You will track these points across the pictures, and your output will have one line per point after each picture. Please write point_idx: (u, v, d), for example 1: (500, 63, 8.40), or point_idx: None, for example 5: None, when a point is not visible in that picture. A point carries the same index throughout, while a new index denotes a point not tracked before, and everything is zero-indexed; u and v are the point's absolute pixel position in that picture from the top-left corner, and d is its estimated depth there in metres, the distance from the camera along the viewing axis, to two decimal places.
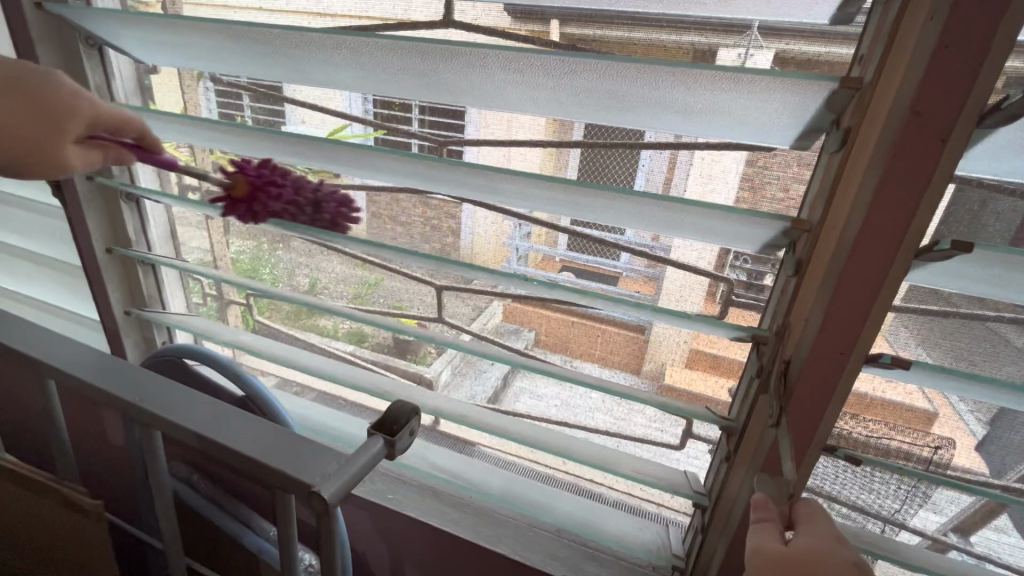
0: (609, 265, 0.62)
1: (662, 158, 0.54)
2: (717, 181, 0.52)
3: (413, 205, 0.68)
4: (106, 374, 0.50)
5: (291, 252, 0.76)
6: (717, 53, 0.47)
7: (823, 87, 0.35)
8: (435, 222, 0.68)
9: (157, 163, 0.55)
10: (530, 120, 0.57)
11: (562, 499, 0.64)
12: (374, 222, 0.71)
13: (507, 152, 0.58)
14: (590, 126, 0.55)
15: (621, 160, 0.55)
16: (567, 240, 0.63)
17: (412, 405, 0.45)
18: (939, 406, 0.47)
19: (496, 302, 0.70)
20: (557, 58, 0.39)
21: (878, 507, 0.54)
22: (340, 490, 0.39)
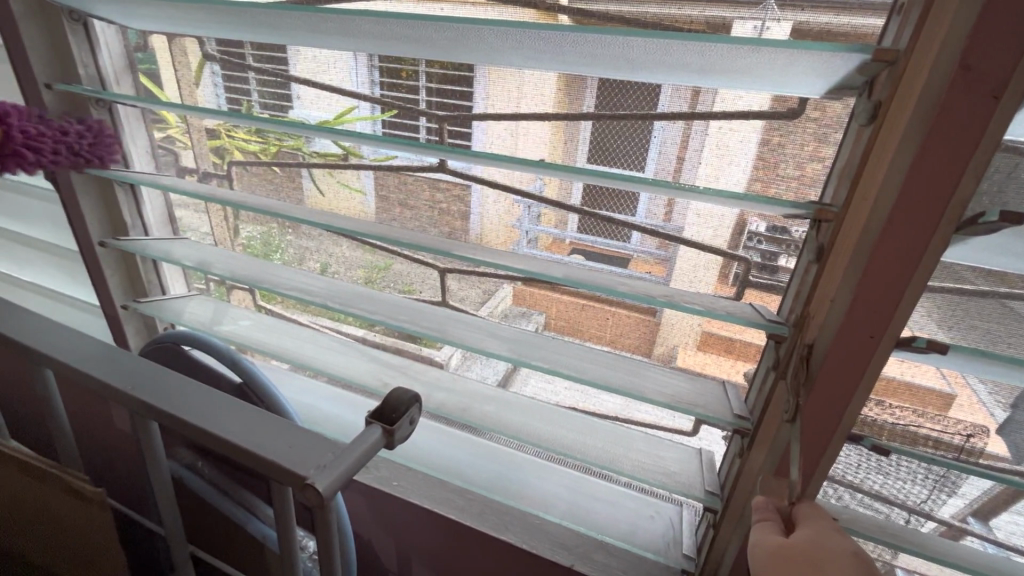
0: (619, 246, 0.60)
1: (675, 129, 0.51)
2: (732, 155, 0.50)
3: (421, 189, 0.67)
4: (107, 368, 0.50)
5: (300, 237, 0.76)
6: (731, 27, 0.44)
7: (852, 58, 0.32)
8: (443, 205, 0.67)
9: None
10: (538, 92, 0.56)
11: (571, 489, 0.63)
12: (381, 204, 0.70)
13: (517, 126, 0.57)
14: (601, 94, 0.53)
15: (626, 134, 0.53)
16: (577, 220, 0.61)
17: (412, 394, 0.47)
18: (955, 386, 0.45)
19: (504, 286, 0.70)
20: (561, 34, 0.38)
21: (905, 498, 0.52)
22: (335, 483, 0.40)
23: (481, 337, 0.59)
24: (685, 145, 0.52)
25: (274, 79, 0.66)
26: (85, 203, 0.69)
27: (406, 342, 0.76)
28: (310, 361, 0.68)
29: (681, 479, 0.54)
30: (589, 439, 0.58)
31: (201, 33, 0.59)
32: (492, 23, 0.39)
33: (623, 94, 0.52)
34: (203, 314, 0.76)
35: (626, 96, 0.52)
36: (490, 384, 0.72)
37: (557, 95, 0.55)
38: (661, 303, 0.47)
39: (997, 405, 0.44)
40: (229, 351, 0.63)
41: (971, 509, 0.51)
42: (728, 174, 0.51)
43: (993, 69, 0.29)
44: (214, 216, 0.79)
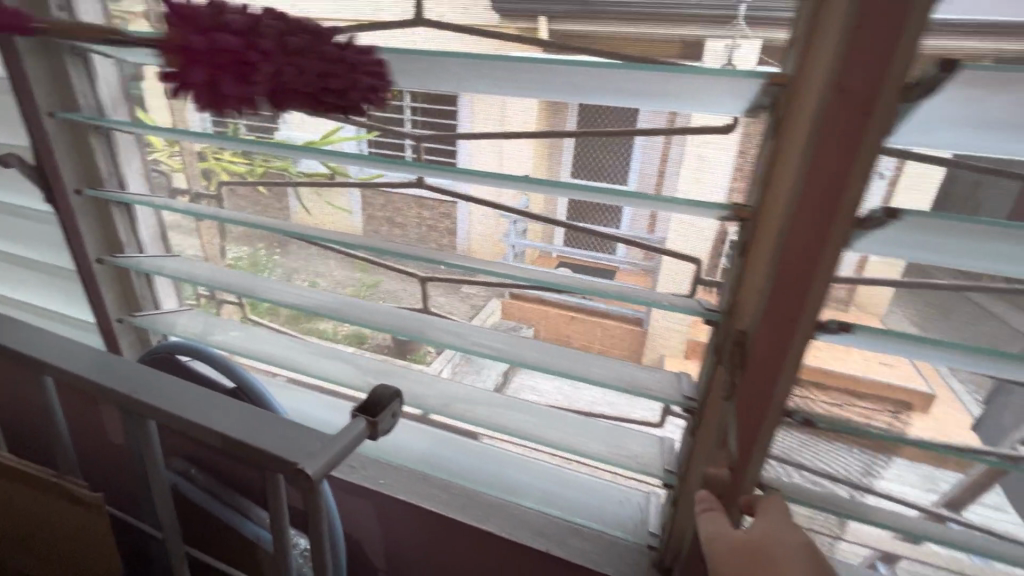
0: (607, 259, 0.65)
1: (653, 147, 0.57)
2: (713, 164, 0.55)
3: (409, 207, 0.72)
4: (106, 373, 0.54)
5: (289, 257, 0.81)
6: (706, 44, 0.49)
7: (751, 80, 0.38)
8: (432, 222, 0.72)
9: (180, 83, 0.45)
10: (520, 116, 0.61)
11: (547, 480, 0.67)
12: (369, 224, 0.75)
13: (498, 145, 0.63)
14: (583, 114, 0.60)
15: (608, 147, 0.59)
16: (562, 235, 0.67)
17: (394, 389, 0.53)
18: (936, 385, 0.52)
19: (495, 301, 0.74)
20: (520, 63, 0.44)
21: (846, 472, 0.58)
22: (325, 466, 0.44)
23: (458, 338, 0.64)
24: (664, 160, 0.57)
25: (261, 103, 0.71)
26: (83, 222, 0.73)
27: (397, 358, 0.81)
28: (298, 367, 0.72)
29: (643, 461, 0.58)
30: (560, 430, 0.63)
31: None
32: (458, 55, 0.45)
33: (603, 115, 0.60)
34: (196, 326, 0.79)
35: (606, 118, 0.60)
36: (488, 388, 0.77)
37: (540, 116, 0.61)
38: (615, 296, 0.52)
39: (975, 402, 0.51)
40: (219, 358, 0.67)
41: (948, 493, 0.57)
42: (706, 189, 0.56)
43: (863, 90, 0.34)
44: (203, 234, 0.83)
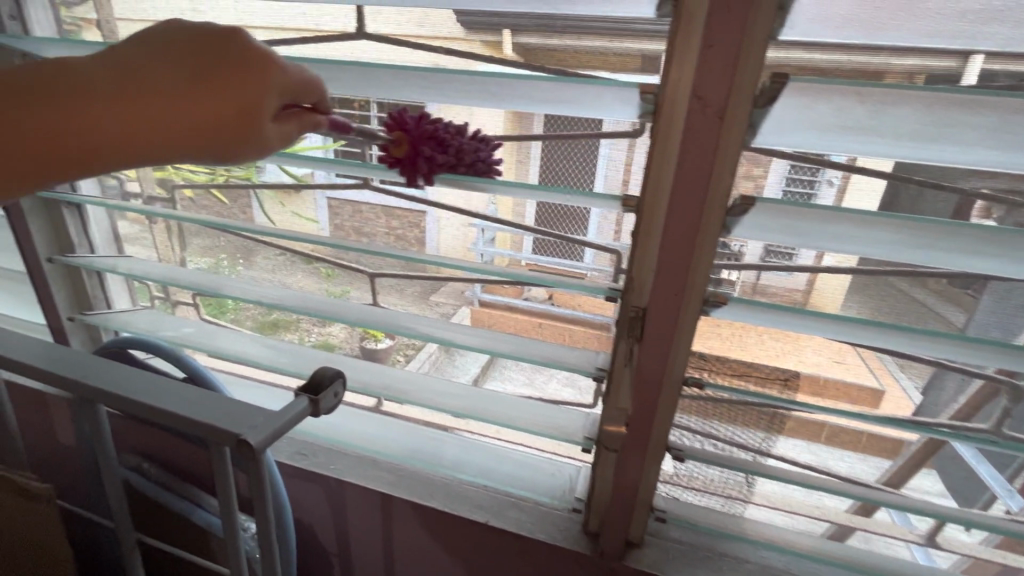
0: (572, 264, 0.71)
1: (618, 148, 0.59)
2: None
3: (377, 216, 0.77)
4: (62, 367, 0.58)
5: (251, 266, 0.84)
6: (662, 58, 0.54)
7: (630, 92, 0.44)
8: (401, 231, 0.76)
9: (337, 127, 0.50)
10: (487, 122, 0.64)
11: (488, 456, 0.73)
12: (337, 233, 0.79)
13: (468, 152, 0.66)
14: (549, 119, 0.64)
15: (577, 153, 0.61)
16: (531, 244, 0.73)
17: (336, 371, 0.57)
18: (883, 378, 0.60)
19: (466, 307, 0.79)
20: (448, 77, 0.49)
21: (746, 439, 0.66)
22: (266, 438, 0.49)
23: (399, 324, 0.68)
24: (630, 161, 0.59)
25: None
26: (34, 225, 0.75)
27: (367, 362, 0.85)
28: (250, 359, 0.76)
29: (569, 432, 0.64)
30: (497, 408, 0.68)
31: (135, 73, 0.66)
32: (390, 66, 0.50)
33: (569, 123, 0.64)
34: (148, 323, 0.82)
35: (571, 126, 0.64)
36: (469, 379, 0.83)
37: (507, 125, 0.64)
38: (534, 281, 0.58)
39: (916, 390, 0.60)
40: (171, 351, 0.70)
41: (891, 471, 0.66)
42: None
43: (715, 99, 0.41)
44: (155, 236, 0.84)
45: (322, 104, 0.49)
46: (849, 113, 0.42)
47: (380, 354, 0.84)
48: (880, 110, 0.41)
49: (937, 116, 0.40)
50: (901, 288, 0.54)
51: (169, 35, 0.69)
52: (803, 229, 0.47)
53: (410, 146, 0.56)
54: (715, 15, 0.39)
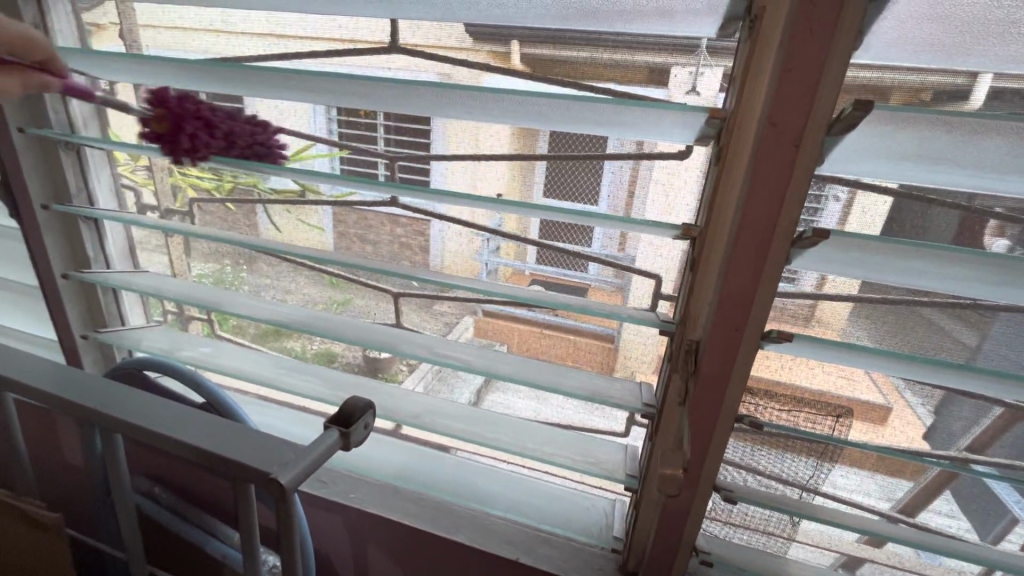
0: (577, 276, 0.69)
1: (625, 170, 0.62)
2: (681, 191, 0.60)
3: (381, 224, 0.75)
4: (80, 394, 0.55)
5: (256, 272, 0.81)
6: (673, 70, 0.54)
7: (695, 116, 0.42)
8: (403, 239, 0.74)
9: (72, 89, 0.61)
10: (496, 139, 0.65)
11: (516, 489, 0.70)
12: (340, 240, 0.77)
13: (475, 165, 0.66)
14: (555, 137, 0.64)
15: (585, 173, 0.64)
16: (535, 254, 0.71)
17: (365, 401, 0.54)
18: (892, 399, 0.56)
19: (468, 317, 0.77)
20: (494, 95, 0.47)
21: (795, 476, 0.63)
22: (296, 476, 0.46)
23: (427, 347, 0.66)
24: (636, 181, 0.62)
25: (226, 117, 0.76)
26: (50, 238, 0.72)
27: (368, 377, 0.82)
28: (268, 380, 0.72)
29: (607, 467, 0.61)
30: (529, 438, 0.65)
31: (160, 85, 0.65)
32: (430, 84, 0.48)
33: (574, 140, 0.64)
34: (162, 341, 0.79)
35: (576, 141, 0.64)
36: (463, 402, 0.79)
37: (513, 140, 0.65)
38: (579, 310, 0.55)
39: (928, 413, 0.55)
40: (190, 373, 0.67)
41: (908, 500, 0.61)
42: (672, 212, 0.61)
43: (791, 126, 0.38)
44: (171, 251, 0.82)
45: (55, 70, 0.60)
46: (931, 143, 0.39)
47: (382, 364, 0.82)
48: (966, 141, 0.38)
49: None
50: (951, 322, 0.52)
51: (199, 42, 0.69)
52: (877, 261, 0.44)
53: (173, 121, 0.65)
54: (795, 37, 0.36)
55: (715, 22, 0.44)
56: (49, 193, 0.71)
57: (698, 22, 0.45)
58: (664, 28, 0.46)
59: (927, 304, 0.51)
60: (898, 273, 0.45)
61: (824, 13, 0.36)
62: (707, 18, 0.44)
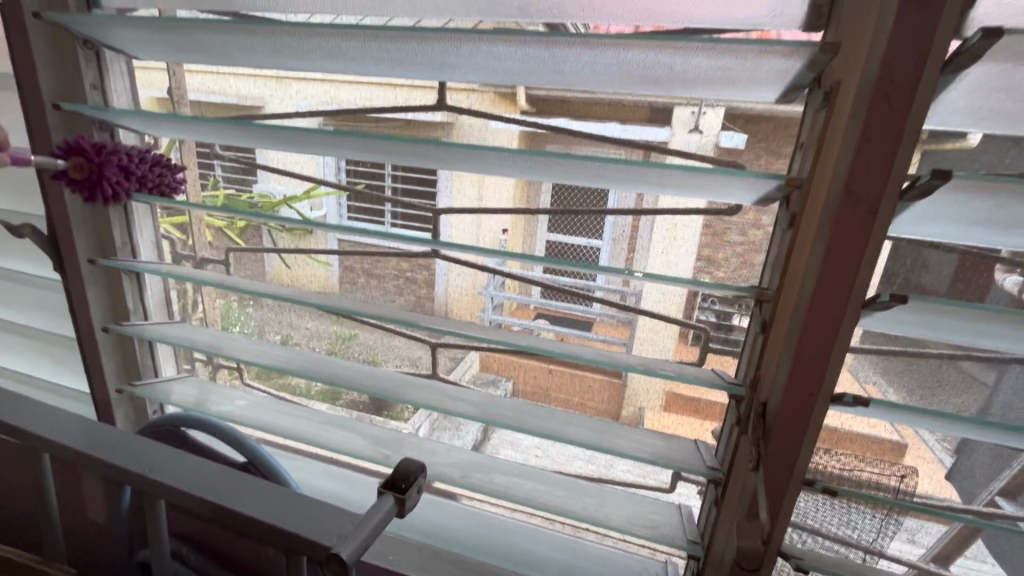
0: (581, 311, 0.74)
1: (624, 222, 0.68)
2: (681, 242, 0.64)
3: (389, 261, 0.78)
4: (129, 458, 0.53)
5: (259, 310, 0.85)
6: (673, 110, 0.60)
7: (770, 181, 0.43)
8: (410, 275, 0.78)
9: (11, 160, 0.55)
10: (498, 192, 0.72)
11: (563, 551, 0.67)
12: (346, 276, 0.81)
13: (480, 218, 0.72)
14: (556, 186, 0.68)
15: (587, 220, 0.69)
16: (539, 291, 0.77)
17: (418, 463, 0.52)
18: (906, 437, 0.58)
19: (473, 354, 0.83)
20: (557, 160, 0.47)
21: (858, 537, 0.61)
22: (358, 549, 0.44)
23: (472, 403, 0.65)
24: (636, 230, 0.67)
25: (238, 162, 0.79)
26: (92, 292, 0.72)
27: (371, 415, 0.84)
28: (304, 436, 0.70)
29: (665, 530, 0.58)
30: (580, 497, 0.63)
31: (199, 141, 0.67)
32: (496, 149, 0.48)
33: (572, 195, 0.69)
34: (195, 394, 0.78)
35: (576, 196, 0.69)
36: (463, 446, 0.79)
37: (516, 194, 0.71)
38: (638, 369, 0.54)
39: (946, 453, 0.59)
40: (230, 430, 0.66)
41: (932, 549, 0.61)
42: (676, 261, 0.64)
43: (869, 194, 0.39)
44: (204, 298, 0.86)
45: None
46: (1008, 208, 0.39)
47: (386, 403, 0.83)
48: None
49: None
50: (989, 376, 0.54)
51: (237, 87, 0.74)
52: (952, 325, 0.44)
53: (94, 167, 0.59)
54: (872, 111, 0.37)
55: (778, 90, 0.45)
56: (95, 247, 0.72)
57: (760, 89, 0.46)
58: (722, 94, 0.47)
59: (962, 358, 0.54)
60: (971, 334, 0.45)
61: (900, 90, 0.36)
62: (771, 86, 0.45)
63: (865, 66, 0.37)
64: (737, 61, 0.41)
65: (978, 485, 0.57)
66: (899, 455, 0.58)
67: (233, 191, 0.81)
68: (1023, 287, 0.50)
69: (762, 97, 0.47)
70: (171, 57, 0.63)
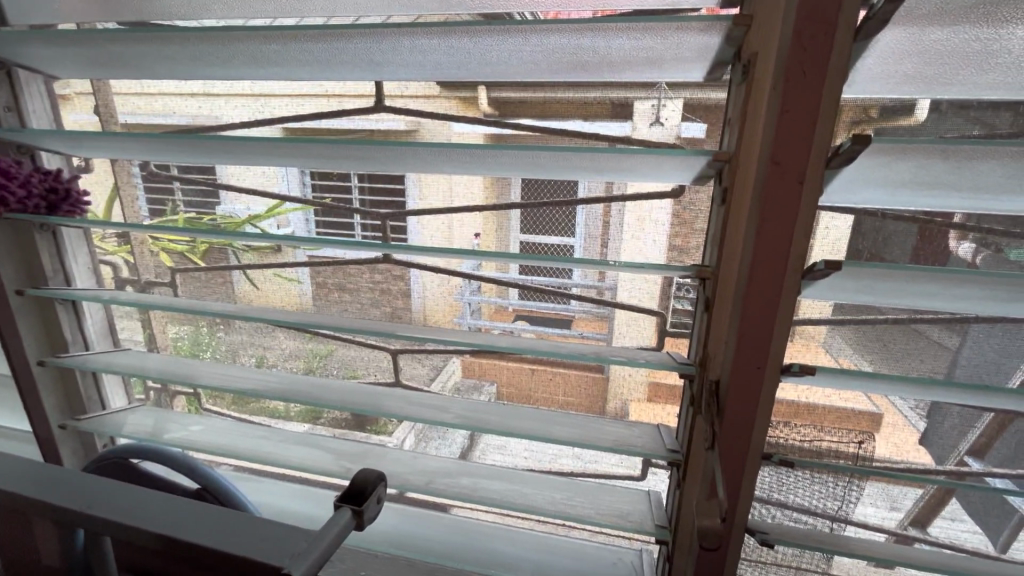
0: (560, 308, 0.73)
1: (595, 212, 0.66)
2: (649, 228, 0.63)
3: (361, 273, 0.75)
4: (66, 495, 0.50)
5: (233, 331, 0.79)
6: (633, 104, 0.57)
7: (700, 157, 0.43)
8: (384, 285, 0.75)
9: None
10: (465, 191, 0.67)
11: (538, 550, 0.66)
12: (317, 293, 0.77)
13: (449, 219, 0.70)
14: (526, 184, 0.66)
15: (556, 216, 0.67)
16: (516, 292, 0.74)
17: (378, 472, 0.51)
18: (882, 407, 0.59)
19: (455, 359, 0.79)
20: (497, 152, 0.47)
21: (822, 506, 0.62)
22: (312, 567, 0.42)
23: (436, 408, 0.63)
24: (608, 217, 0.66)
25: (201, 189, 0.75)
26: (23, 324, 0.68)
27: (355, 431, 0.80)
28: (266, 456, 0.68)
29: (635, 518, 0.58)
30: (550, 492, 0.62)
31: (128, 157, 0.63)
32: (434, 145, 0.47)
33: (544, 187, 0.66)
34: (148, 423, 0.74)
35: (545, 189, 0.67)
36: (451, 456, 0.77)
37: (484, 191, 0.67)
38: (594, 358, 0.53)
39: (919, 416, 0.58)
40: (183, 457, 0.63)
41: (911, 513, 0.62)
42: (644, 247, 0.63)
43: (794, 163, 0.39)
44: (151, 323, 0.81)
45: None
46: (930, 169, 0.40)
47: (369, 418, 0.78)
48: (962, 166, 0.40)
49: (1019, 169, 0.39)
50: (935, 338, 0.55)
51: (167, 106, 0.68)
52: (889, 287, 0.45)
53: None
54: (790, 81, 0.37)
55: (704, 68, 0.45)
56: (24, 277, 0.68)
57: (687, 67, 0.46)
58: (652, 74, 0.47)
59: (919, 320, 0.55)
60: (909, 296, 0.46)
61: (812, 57, 0.36)
62: (697, 63, 0.45)
63: (777, 35, 0.37)
64: (659, 39, 0.41)
65: (951, 445, 0.58)
66: (860, 421, 0.59)
67: (194, 215, 0.75)
68: (976, 253, 0.51)
69: (691, 76, 0.47)
70: (91, 73, 0.60)
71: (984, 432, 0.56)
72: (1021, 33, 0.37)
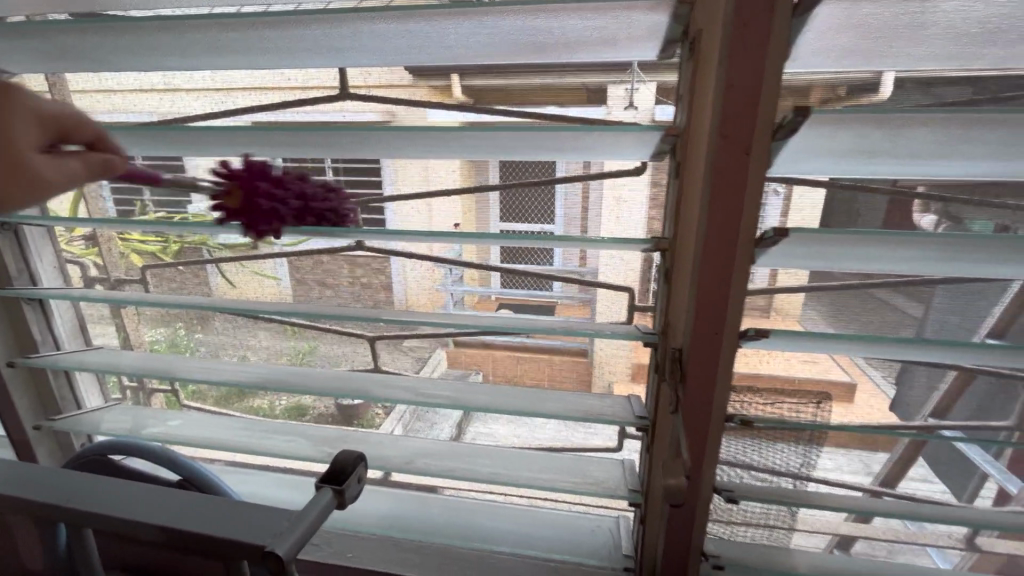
0: (544, 295, 0.74)
1: (575, 191, 0.66)
2: (627, 208, 0.64)
3: (339, 266, 0.75)
4: (44, 489, 0.50)
5: (208, 332, 0.79)
6: (607, 89, 0.59)
7: (653, 133, 0.45)
8: (364, 279, 0.75)
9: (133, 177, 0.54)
10: (443, 175, 0.68)
11: (520, 523, 0.68)
12: (299, 287, 0.76)
13: (427, 203, 0.69)
14: (504, 167, 0.67)
15: (536, 200, 0.69)
16: (499, 279, 0.75)
17: (358, 452, 0.52)
18: (853, 374, 0.62)
19: (439, 349, 0.79)
20: (462, 134, 0.48)
21: (785, 466, 0.65)
22: (296, 544, 0.43)
23: (414, 389, 0.65)
24: (586, 197, 0.66)
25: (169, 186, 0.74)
26: None
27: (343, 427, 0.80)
28: (247, 446, 0.69)
29: (609, 484, 0.61)
30: (528, 466, 0.64)
31: None
32: (398, 129, 0.48)
33: (524, 169, 0.68)
34: (127, 420, 0.74)
35: (525, 170, 0.68)
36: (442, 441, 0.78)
37: (461, 174, 0.68)
38: (563, 332, 0.55)
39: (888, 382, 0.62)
40: (163, 449, 0.63)
41: (884, 472, 0.66)
42: (624, 228, 0.65)
43: (741, 135, 0.41)
44: (123, 321, 0.80)
45: None
46: (867, 138, 0.43)
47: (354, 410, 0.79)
48: (896, 133, 0.42)
49: (949, 134, 0.42)
50: (883, 300, 0.59)
51: (134, 104, 0.68)
52: (832, 251, 0.47)
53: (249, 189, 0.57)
54: (734, 56, 0.39)
55: (655, 47, 0.47)
56: None
57: (639, 47, 0.47)
58: (607, 55, 0.49)
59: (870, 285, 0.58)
60: (856, 259, 0.49)
61: (755, 32, 0.38)
62: (647, 43, 0.46)
63: (721, 11, 0.39)
64: (608, 19, 0.42)
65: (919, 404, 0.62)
66: (818, 385, 0.62)
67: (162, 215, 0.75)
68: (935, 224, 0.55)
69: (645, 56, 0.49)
70: (45, 68, 0.59)
71: (947, 390, 0.61)
72: (946, 6, 0.39)
